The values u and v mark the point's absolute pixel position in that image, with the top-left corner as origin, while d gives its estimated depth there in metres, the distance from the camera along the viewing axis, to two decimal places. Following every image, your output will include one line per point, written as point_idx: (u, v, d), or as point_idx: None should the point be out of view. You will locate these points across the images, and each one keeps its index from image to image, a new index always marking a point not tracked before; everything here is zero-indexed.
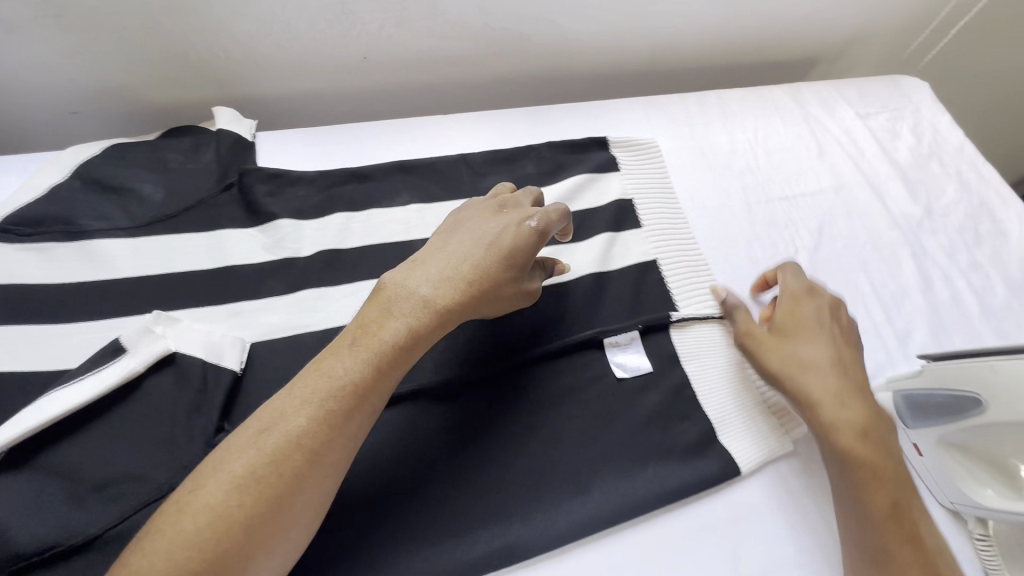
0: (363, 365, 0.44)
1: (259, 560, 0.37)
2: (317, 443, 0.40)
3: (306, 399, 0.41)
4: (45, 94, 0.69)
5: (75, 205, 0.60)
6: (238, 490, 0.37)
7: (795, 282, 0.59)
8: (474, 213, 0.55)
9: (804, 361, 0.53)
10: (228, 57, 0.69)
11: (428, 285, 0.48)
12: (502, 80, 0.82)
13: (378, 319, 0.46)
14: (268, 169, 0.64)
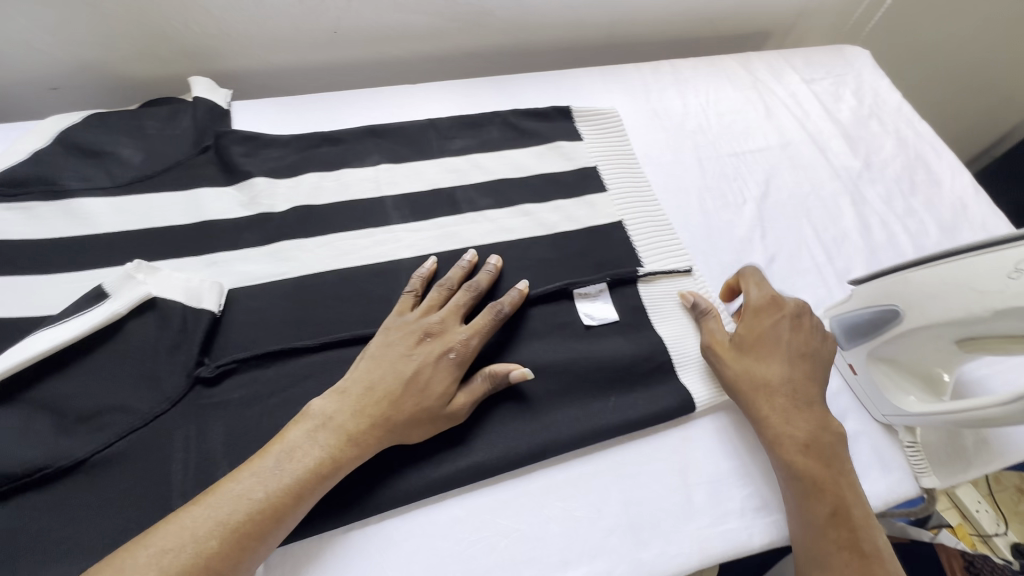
0: (281, 490, 0.44)
1: None
2: (226, 564, 0.41)
3: (219, 521, 0.42)
4: (24, 71, 0.71)
5: (55, 167, 0.63)
6: None
7: (759, 292, 0.60)
8: (397, 335, 0.53)
9: (759, 381, 0.55)
10: (202, 31, 0.72)
11: (348, 416, 0.49)
12: (467, 52, 0.86)
13: (300, 444, 0.47)
14: (243, 132, 0.67)
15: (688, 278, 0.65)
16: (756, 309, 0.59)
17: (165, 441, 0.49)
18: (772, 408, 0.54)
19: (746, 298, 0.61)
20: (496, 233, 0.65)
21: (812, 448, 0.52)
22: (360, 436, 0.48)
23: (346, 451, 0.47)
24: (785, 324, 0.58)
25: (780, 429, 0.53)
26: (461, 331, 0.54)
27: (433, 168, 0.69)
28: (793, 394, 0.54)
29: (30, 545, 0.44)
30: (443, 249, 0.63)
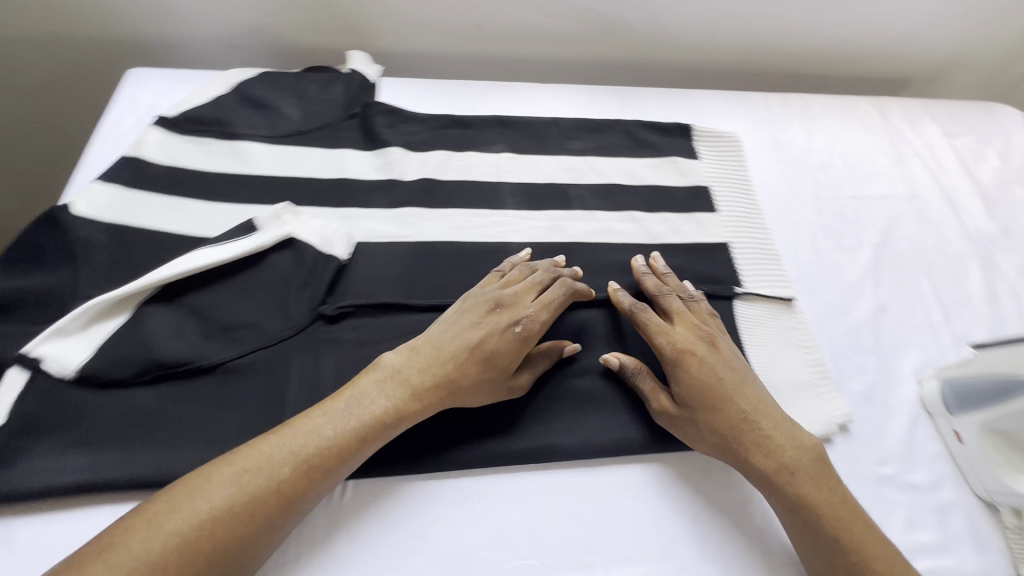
0: (348, 432, 0.48)
1: (241, 561, 0.43)
2: (293, 492, 0.45)
3: (290, 454, 0.46)
4: (215, 27, 0.82)
5: (230, 114, 0.72)
6: (218, 520, 0.42)
7: (673, 335, 0.56)
8: (468, 306, 0.56)
9: (723, 431, 0.51)
10: (366, 12, 0.80)
11: (415, 371, 0.52)
12: (598, 62, 0.89)
13: (367, 394, 0.50)
14: (388, 106, 0.74)
15: (786, 310, 0.64)
16: (686, 357, 0.54)
17: (287, 363, 0.55)
18: (747, 446, 0.51)
19: (661, 346, 0.55)
20: (601, 233, 0.68)
21: (797, 477, 0.49)
22: (426, 389, 0.51)
23: (413, 403, 0.51)
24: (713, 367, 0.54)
25: (760, 462, 0.50)
26: (527, 308, 0.56)
27: (551, 164, 0.72)
28: (755, 440, 0.51)
29: (168, 427, 0.51)
30: (550, 240, 0.66)
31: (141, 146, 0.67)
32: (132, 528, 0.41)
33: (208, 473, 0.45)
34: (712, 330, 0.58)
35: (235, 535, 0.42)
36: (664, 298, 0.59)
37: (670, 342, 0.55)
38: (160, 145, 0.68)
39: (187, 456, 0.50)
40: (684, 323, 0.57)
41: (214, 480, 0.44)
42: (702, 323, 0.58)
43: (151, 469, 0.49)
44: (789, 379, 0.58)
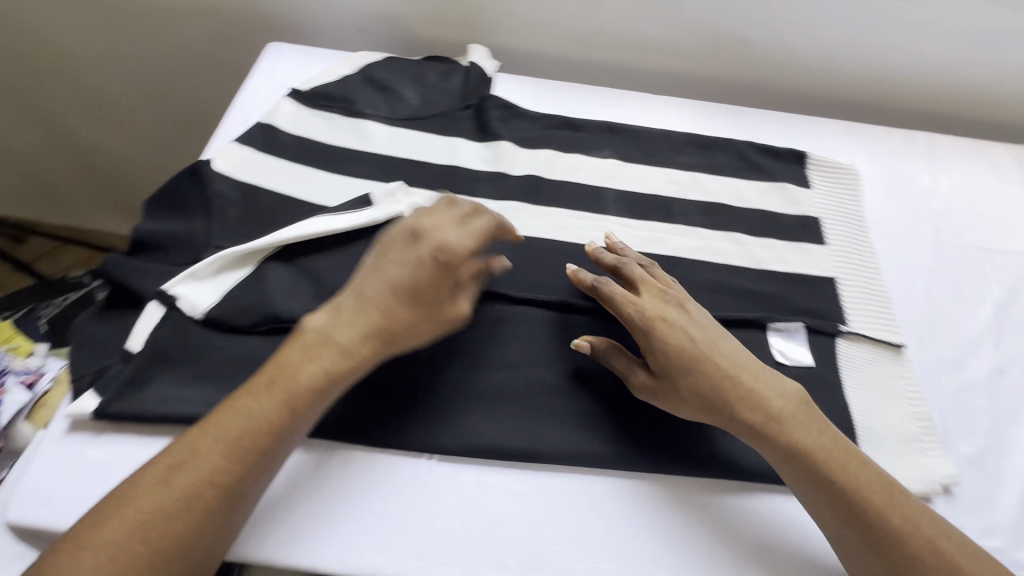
0: (278, 407, 0.47)
1: (201, 550, 0.42)
2: (229, 477, 0.44)
3: (225, 442, 0.45)
4: (349, 11, 0.87)
5: (355, 93, 0.76)
6: (148, 523, 0.41)
7: (642, 303, 0.55)
8: (393, 249, 0.54)
9: (705, 394, 0.51)
10: (491, 8, 0.83)
11: (338, 326, 0.51)
12: (711, 79, 0.88)
13: (287, 368, 0.48)
14: (503, 101, 0.76)
15: (894, 357, 0.61)
16: (655, 324, 0.54)
17: None
18: (734, 400, 0.51)
19: (632, 318, 0.55)
20: (702, 251, 0.66)
21: (785, 426, 0.50)
22: (353, 334, 0.50)
23: (339, 354, 0.49)
24: (682, 332, 0.53)
25: (748, 415, 0.50)
26: (450, 233, 0.54)
27: (657, 175, 0.72)
28: (739, 395, 0.51)
29: None
30: (649, 250, 0.66)
31: (275, 114, 0.73)
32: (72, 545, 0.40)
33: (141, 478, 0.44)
34: (678, 294, 0.57)
35: (187, 533, 0.42)
36: (624, 266, 0.59)
37: (641, 311, 0.55)
38: (291, 115, 0.73)
39: None
40: (648, 290, 0.57)
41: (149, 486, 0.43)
42: (667, 288, 0.57)
43: None
44: (890, 427, 0.56)
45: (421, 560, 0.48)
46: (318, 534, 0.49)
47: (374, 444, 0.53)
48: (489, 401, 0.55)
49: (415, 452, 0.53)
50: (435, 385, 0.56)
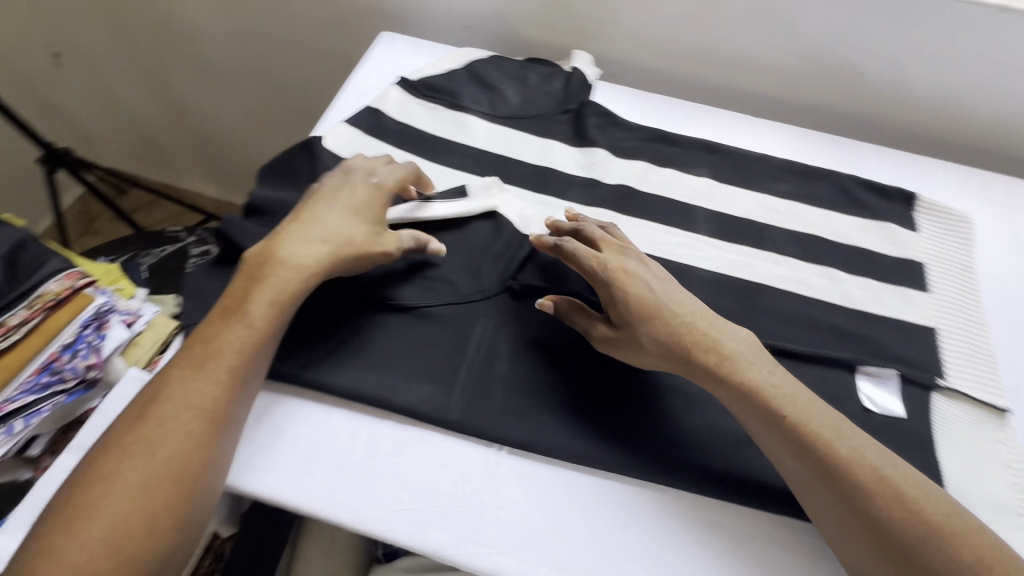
0: (246, 336, 0.52)
1: (201, 475, 0.47)
2: (210, 403, 0.49)
3: (202, 372, 0.50)
4: (459, 9, 0.90)
5: (459, 88, 0.79)
6: (144, 456, 0.46)
7: (604, 258, 0.57)
8: (331, 185, 0.61)
9: (662, 343, 0.53)
10: (599, 16, 0.83)
11: (289, 243, 0.56)
12: (814, 108, 0.85)
13: (232, 300, 0.53)
14: (602, 109, 0.77)
15: (995, 422, 0.56)
16: (615, 276, 0.56)
17: (470, 323, 0.59)
18: (690, 348, 0.53)
19: (593, 274, 0.57)
20: (793, 283, 0.64)
21: (739, 368, 0.51)
22: (321, 253, 0.56)
23: (306, 271, 0.55)
24: (636, 284, 0.56)
25: (707, 362, 0.52)
26: (376, 172, 0.63)
27: (753, 200, 0.70)
28: (693, 343, 0.53)
29: (363, 349, 0.57)
30: (737, 275, 0.64)
31: (384, 99, 0.76)
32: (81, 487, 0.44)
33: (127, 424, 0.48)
34: (639, 253, 0.59)
35: (182, 457, 0.46)
36: (586, 228, 0.61)
37: (603, 265, 0.57)
38: (397, 102, 0.76)
39: (374, 378, 0.56)
40: (608, 249, 0.59)
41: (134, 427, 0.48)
42: (623, 246, 0.59)
43: (345, 380, 0.55)
44: (985, 496, 0.52)
45: (481, 548, 0.49)
46: (386, 505, 0.50)
47: (447, 427, 0.54)
48: (564, 402, 0.55)
49: (486, 440, 0.54)
50: (513, 379, 0.56)
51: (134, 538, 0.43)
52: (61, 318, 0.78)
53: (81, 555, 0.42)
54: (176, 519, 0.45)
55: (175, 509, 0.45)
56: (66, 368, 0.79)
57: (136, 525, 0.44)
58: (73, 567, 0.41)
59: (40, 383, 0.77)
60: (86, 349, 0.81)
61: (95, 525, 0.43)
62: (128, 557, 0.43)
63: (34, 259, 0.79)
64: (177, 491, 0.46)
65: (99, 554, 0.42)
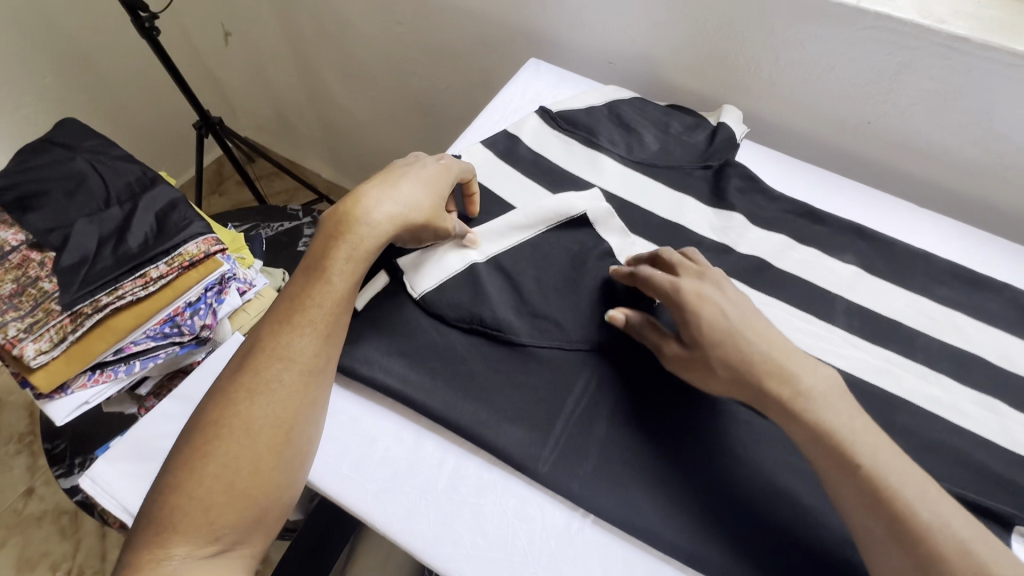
0: (330, 292, 0.54)
1: (302, 423, 0.50)
2: (304, 354, 0.51)
3: (291, 326, 0.52)
4: (609, 44, 0.89)
5: (598, 125, 0.77)
6: (246, 407, 0.48)
7: (675, 279, 0.55)
8: (400, 164, 0.62)
9: (737, 372, 0.49)
10: (757, 73, 0.79)
11: (362, 204, 0.56)
12: (987, 206, 0.76)
13: (313, 261, 0.55)
14: (747, 172, 0.72)
15: None
16: (688, 301, 0.53)
17: (575, 372, 0.57)
18: (766, 377, 0.48)
19: (668, 297, 0.54)
20: (942, 406, 0.56)
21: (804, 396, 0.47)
22: (394, 213, 0.56)
23: (378, 231, 0.56)
24: (710, 306, 0.52)
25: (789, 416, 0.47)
26: (445, 157, 0.64)
27: (906, 300, 0.63)
28: (767, 375, 0.48)
29: (464, 375, 0.56)
30: (876, 383, 0.57)
31: (522, 126, 0.76)
32: (195, 429, 0.47)
33: (229, 376, 0.51)
34: (717, 276, 0.55)
35: (280, 401, 0.49)
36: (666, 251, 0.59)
37: (673, 286, 0.54)
38: (534, 130, 0.76)
39: (469, 408, 0.54)
40: (684, 272, 0.56)
41: (236, 378, 0.51)
42: (703, 270, 0.56)
43: (442, 405, 0.54)
44: None
45: None
46: (460, 546, 0.49)
47: (534, 478, 0.52)
48: (662, 482, 0.51)
49: (571, 503, 0.52)
50: (610, 442, 0.53)
51: (245, 474, 0.46)
52: (191, 277, 0.84)
53: (203, 490, 0.45)
54: (279, 459, 0.48)
55: (278, 450, 0.48)
56: (186, 323, 0.86)
57: (246, 464, 0.46)
58: (198, 500, 0.45)
59: (161, 332, 0.84)
60: (205, 309, 0.88)
61: (210, 464, 0.46)
62: (243, 494, 0.46)
63: (179, 220, 0.86)
64: (278, 432, 0.48)
65: (217, 491, 0.45)
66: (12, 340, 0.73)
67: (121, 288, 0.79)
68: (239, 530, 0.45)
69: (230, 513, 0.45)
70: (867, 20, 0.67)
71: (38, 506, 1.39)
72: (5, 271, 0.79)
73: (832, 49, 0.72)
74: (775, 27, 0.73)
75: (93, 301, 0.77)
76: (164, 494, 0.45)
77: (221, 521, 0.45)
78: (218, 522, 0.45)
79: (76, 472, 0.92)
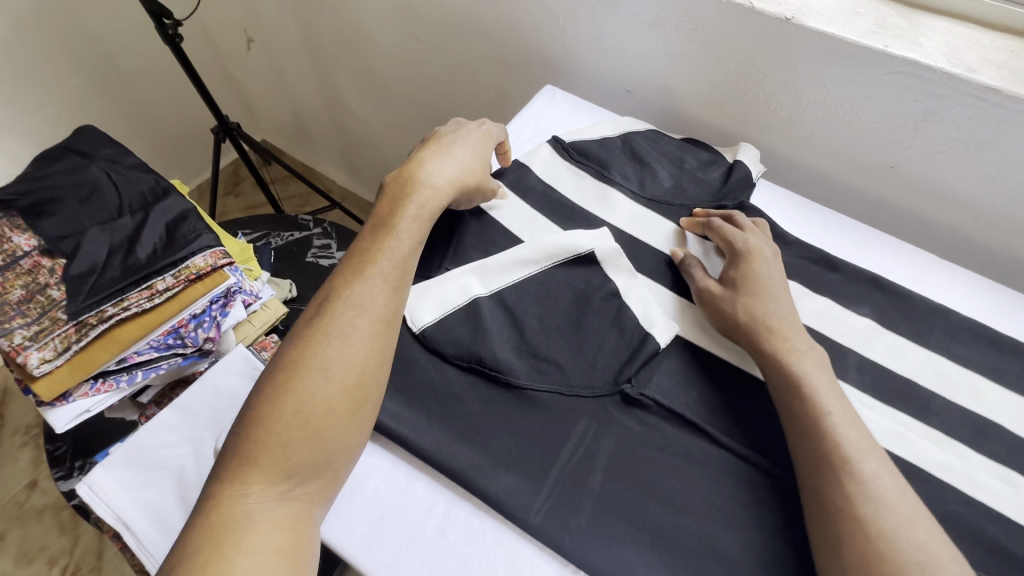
0: (399, 246, 0.58)
1: (374, 368, 0.51)
2: (376, 301, 0.53)
3: (363, 276, 0.55)
4: (627, 73, 0.88)
5: (612, 158, 0.76)
6: (320, 348, 0.50)
7: (742, 238, 0.64)
8: (446, 134, 0.70)
9: (758, 316, 0.58)
10: (777, 110, 0.77)
11: (424, 170, 0.64)
12: (1014, 259, 0.73)
13: (380, 219, 0.60)
14: (762, 214, 0.71)
15: None
16: (747, 255, 0.63)
17: (573, 419, 0.55)
18: (784, 335, 0.56)
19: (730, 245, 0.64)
20: (956, 475, 0.54)
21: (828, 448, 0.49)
22: (451, 175, 0.64)
23: (440, 192, 0.63)
24: (761, 265, 0.62)
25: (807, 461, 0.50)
26: (485, 123, 0.73)
27: (923, 358, 0.61)
28: (779, 333, 0.57)
29: (460, 418, 0.55)
30: (887, 447, 0.55)
31: (534, 156, 0.75)
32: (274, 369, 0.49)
33: (302, 323, 0.53)
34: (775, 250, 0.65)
35: (355, 343, 0.51)
36: (739, 215, 0.68)
37: (743, 240, 0.64)
38: (546, 160, 0.75)
39: (463, 452, 0.53)
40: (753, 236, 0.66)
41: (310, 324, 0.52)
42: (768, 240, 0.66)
43: (435, 448, 0.53)
44: None
45: None
46: None
47: (526, 529, 0.50)
48: (657, 541, 0.50)
49: (562, 558, 0.50)
50: (606, 494, 0.52)
51: (320, 414, 0.48)
52: (198, 290, 0.85)
53: (281, 426, 0.47)
54: (351, 402, 0.49)
55: (351, 392, 0.49)
56: (189, 335, 0.86)
57: (321, 403, 0.48)
58: (277, 435, 0.46)
59: (165, 343, 0.85)
60: (209, 322, 0.88)
61: (288, 402, 0.47)
62: (316, 432, 0.47)
63: (189, 232, 0.86)
64: (352, 374, 0.50)
65: (293, 428, 0.47)
66: (17, 348, 0.74)
67: (127, 299, 0.79)
68: (310, 470, 0.47)
69: (304, 451, 0.47)
70: (893, 66, 0.65)
71: (40, 500, 1.41)
72: (15, 276, 0.80)
73: (856, 92, 0.70)
74: (797, 67, 0.72)
75: (99, 311, 0.78)
76: (245, 428, 0.47)
77: (296, 457, 0.46)
78: (293, 458, 0.46)
79: (75, 476, 0.93)
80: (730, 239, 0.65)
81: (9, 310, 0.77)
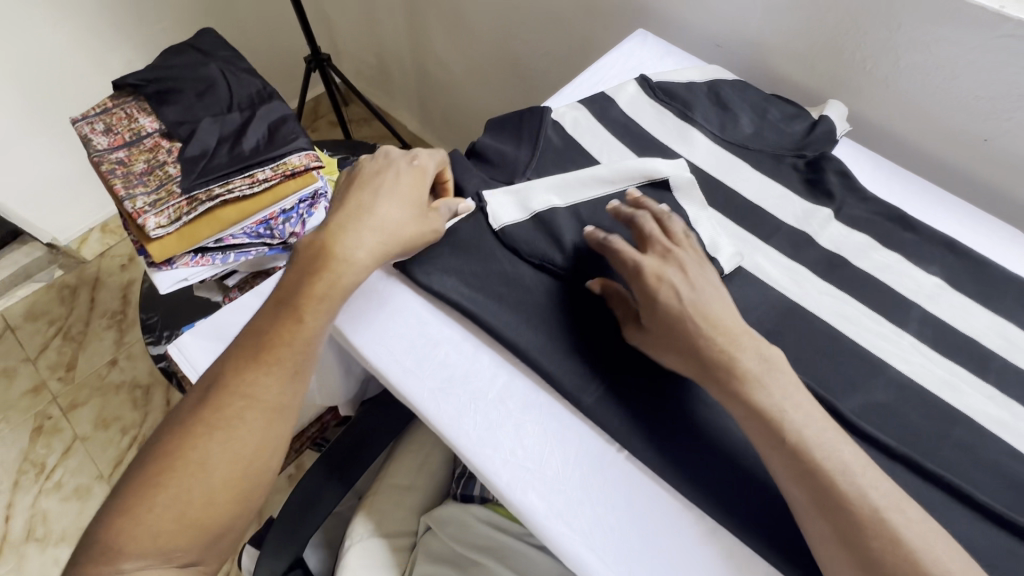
0: (302, 332, 0.54)
1: (263, 456, 0.52)
2: (266, 394, 0.52)
3: (259, 364, 0.53)
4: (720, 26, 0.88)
5: (695, 100, 0.78)
6: (203, 438, 0.50)
7: (643, 257, 0.56)
8: (376, 183, 0.62)
9: (681, 352, 0.52)
10: (871, 72, 0.77)
11: (342, 236, 0.57)
12: None
13: (288, 298, 0.55)
14: (842, 167, 0.71)
15: None
16: (650, 280, 0.54)
17: None
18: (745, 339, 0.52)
19: (631, 275, 0.56)
20: (1006, 429, 0.54)
21: None
22: (374, 244, 0.57)
23: (359, 266, 0.56)
24: (668, 290, 0.54)
25: None
26: (417, 157, 0.65)
27: (989, 318, 0.61)
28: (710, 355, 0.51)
29: (528, 305, 0.60)
30: (936, 393, 0.56)
31: (620, 90, 0.78)
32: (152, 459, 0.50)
33: (192, 406, 0.53)
34: (683, 257, 0.56)
35: (242, 437, 0.51)
36: (641, 219, 0.59)
37: (639, 264, 0.55)
38: (632, 96, 0.78)
39: (528, 333, 0.58)
40: (655, 249, 0.57)
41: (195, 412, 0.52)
42: (672, 249, 0.56)
43: (504, 325, 0.59)
44: None
45: (569, 529, 0.50)
46: (499, 450, 0.53)
47: (579, 407, 0.55)
48: (698, 433, 0.54)
49: (609, 437, 0.54)
50: (655, 388, 0.56)
51: (198, 506, 0.49)
52: (289, 187, 0.92)
53: (152, 516, 0.48)
54: (235, 491, 0.50)
55: (233, 484, 0.50)
56: (277, 227, 0.94)
57: (198, 494, 0.49)
58: (149, 523, 0.48)
59: (256, 232, 0.93)
60: (296, 219, 0.95)
61: (164, 492, 0.49)
62: (192, 522, 0.49)
63: (289, 133, 0.93)
64: (236, 468, 0.50)
65: (168, 519, 0.48)
66: (139, 211, 0.84)
67: (232, 183, 0.88)
68: (194, 551, 0.49)
69: (181, 536, 0.48)
70: (1007, 28, 0.64)
71: (119, 376, 1.57)
72: (139, 152, 0.90)
73: (959, 56, 0.69)
74: (900, 26, 0.71)
75: (207, 190, 0.86)
76: (121, 512, 0.48)
77: (173, 543, 0.48)
78: (171, 547, 0.48)
79: (164, 342, 1.04)
80: (630, 265, 0.56)
81: (133, 179, 0.87)
